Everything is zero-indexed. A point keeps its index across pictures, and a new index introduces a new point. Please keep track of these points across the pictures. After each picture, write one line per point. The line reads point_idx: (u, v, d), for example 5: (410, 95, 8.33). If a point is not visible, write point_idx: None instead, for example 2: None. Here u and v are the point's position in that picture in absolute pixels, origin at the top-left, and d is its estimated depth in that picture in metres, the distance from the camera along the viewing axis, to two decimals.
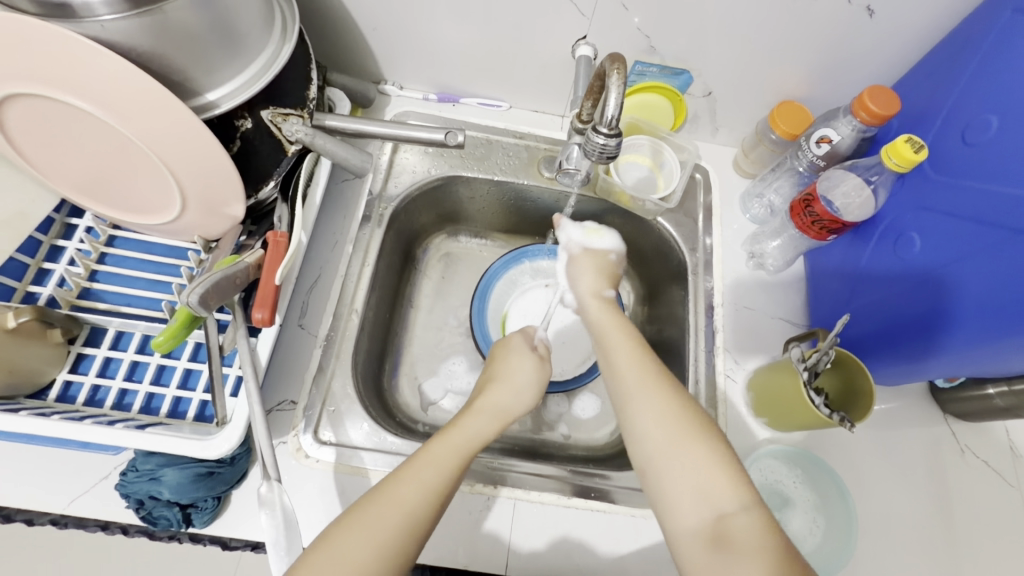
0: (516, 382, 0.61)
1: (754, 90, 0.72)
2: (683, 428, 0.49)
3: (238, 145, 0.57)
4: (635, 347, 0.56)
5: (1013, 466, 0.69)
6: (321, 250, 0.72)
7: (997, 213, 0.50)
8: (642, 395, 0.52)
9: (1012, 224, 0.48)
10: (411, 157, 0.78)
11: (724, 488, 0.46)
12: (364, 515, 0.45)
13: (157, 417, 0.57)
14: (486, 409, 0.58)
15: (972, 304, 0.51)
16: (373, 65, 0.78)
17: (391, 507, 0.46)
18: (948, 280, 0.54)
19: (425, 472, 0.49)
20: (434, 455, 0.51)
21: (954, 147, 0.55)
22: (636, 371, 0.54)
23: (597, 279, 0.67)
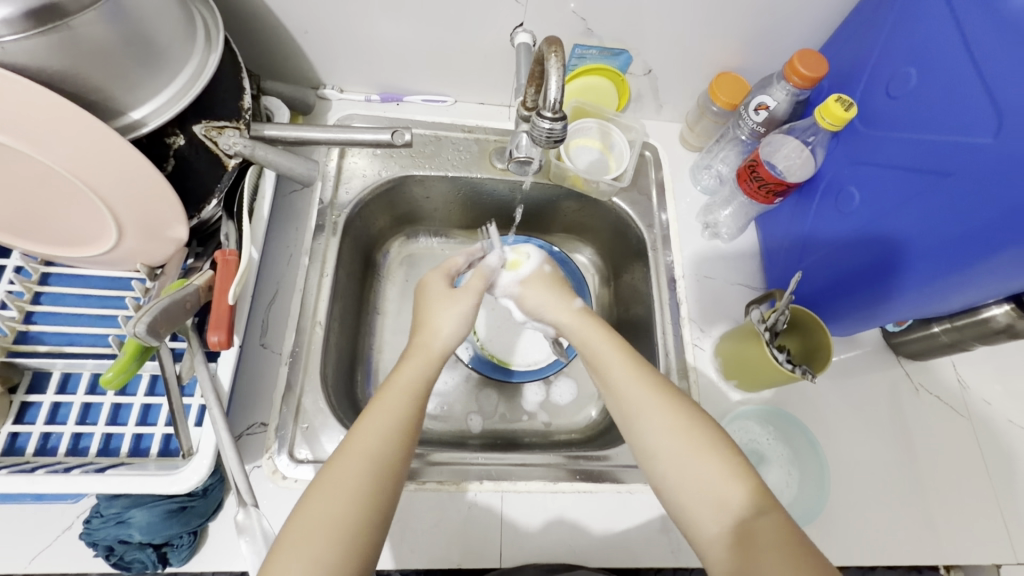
0: (442, 324, 0.62)
1: (693, 65, 0.74)
2: (700, 437, 0.50)
3: (172, 164, 0.55)
4: (634, 366, 0.57)
5: (962, 398, 0.73)
6: (276, 264, 0.69)
7: (923, 159, 0.52)
8: (648, 410, 0.53)
9: (935, 167, 0.51)
10: (360, 161, 0.76)
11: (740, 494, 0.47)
12: (331, 473, 0.48)
13: (118, 457, 0.54)
14: (419, 350, 0.59)
15: (921, 246, 0.53)
16: (310, 70, 0.76)
17: (354, 456, 0.49)
18: (887, 228, 0.56)
19: (378, 421, 0.51)
20: (387, 405, 0.53)
21: (880, 101, 0.57)
22: (644, 395, 0.54)
23: (556, 295, 0.67)
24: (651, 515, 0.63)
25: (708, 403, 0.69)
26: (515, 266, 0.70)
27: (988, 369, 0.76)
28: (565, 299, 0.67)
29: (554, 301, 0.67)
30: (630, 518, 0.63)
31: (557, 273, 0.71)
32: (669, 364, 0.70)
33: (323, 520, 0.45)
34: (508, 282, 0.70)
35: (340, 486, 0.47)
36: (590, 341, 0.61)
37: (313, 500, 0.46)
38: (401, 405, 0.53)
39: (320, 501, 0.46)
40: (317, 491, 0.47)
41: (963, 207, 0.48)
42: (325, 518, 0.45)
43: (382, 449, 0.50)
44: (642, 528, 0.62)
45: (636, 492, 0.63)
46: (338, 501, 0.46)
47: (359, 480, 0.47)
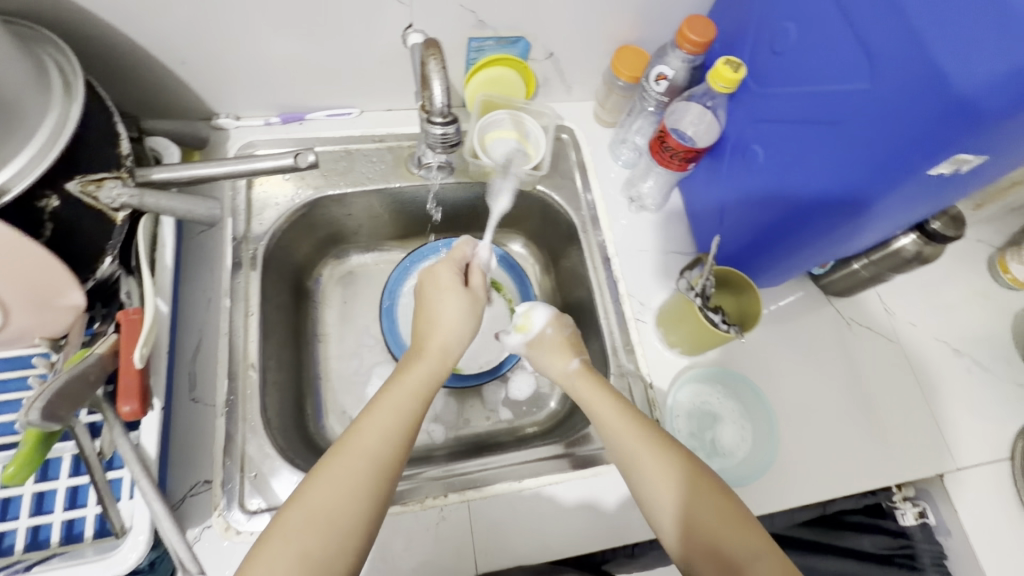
0: (451, 322, 0.61)
1: (592, 43, 0.74)
2: (688, 479, 0.54)
3: (51, 228, 0.50)
4: (622, 414, 0.58)
5: (891, 325, 0.77)
6: (195, 311, 0.65)
7: (812, 110, 0.53)
8: (640, 452, 0.55)
9: (824, 117, 0.52)
10: (270, 188, 0.73)
11: (722, 524, 0.51)
12: (331, 468, 0.49)
13: (49, 548, 0.50)
14: (434, 353, 0.59)
15: (821, 194, 0.54)
16: (198, 101, 0.71)
17: (356, 453, 0.50)
18: (790, 180, 0.57)
19: (382, 420, 0.52)
20: (395, 401, 0.54)
21: (767, 58, 0.58)
22: (634, 443, 0.56)
23: (563, 360, 0.65)
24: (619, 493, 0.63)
25: (658, 373, 0.70)
26: (523, 327, 0.69)
27: (908, 292, 0.80)
28: (562, 360, 0.65)
29: (555, 360, 0.65)
30: (600, 501, 0.63)
31: (564, 335, 0.68)
32: (615, 342, 0.71)
33: (316, 511, 0.47)
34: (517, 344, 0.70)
35: (337, 478, 0.48)
36: (591, 400, 0.60)
37: (307, 495, 0.47)
38: (410, 407, 0.54)
39: (315, 493, 0.48)
40: (317, 483, 0.48)
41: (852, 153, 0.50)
42: (320, 510, 0.47)
43: (384, 448, 0.51)
44: (614, 508, 0.63)
45: (602, 474, 0.64)
46: (332, 494, 0.47)
47: (359, 475, 0.49)
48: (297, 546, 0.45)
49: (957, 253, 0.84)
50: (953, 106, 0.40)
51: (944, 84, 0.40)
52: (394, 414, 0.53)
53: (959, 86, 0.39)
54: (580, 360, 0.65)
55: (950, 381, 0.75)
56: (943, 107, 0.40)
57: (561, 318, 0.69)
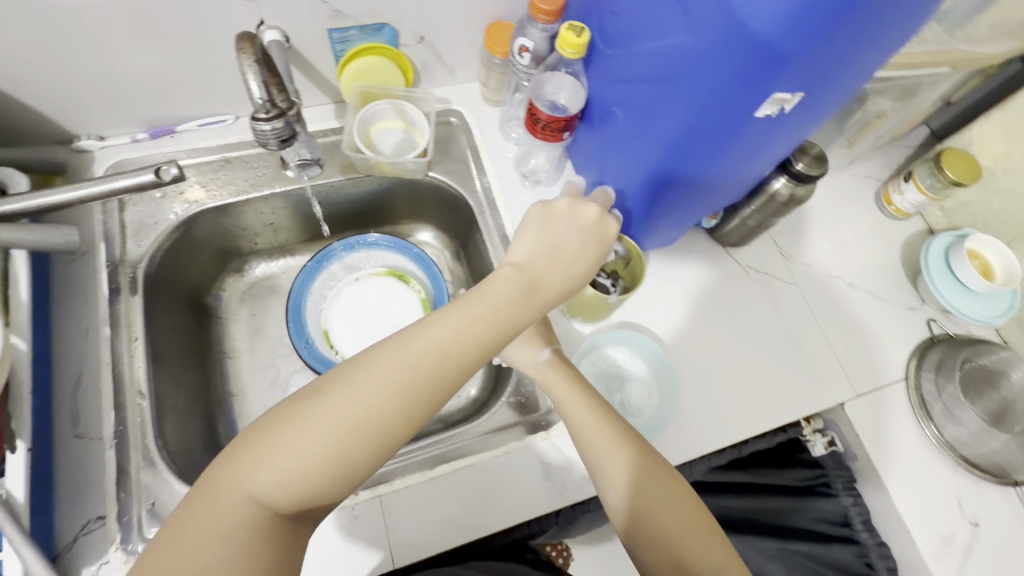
0: (566, 262, 0.53)
1: (461, 22, 0.73)
2: (647, 474, 0.55)
3: None
4: (597, 416, 0.57)
5: (787, 267, 0.80)
6: (73, 345, 0.62)
7: (649, 69, 0.53)
8: (608, 444, 0.56)
9: (659, 73, 0.52)
10: (145, 207, 0.70)
11: (673, 522, 0.54)
12: (343, 391, 0.43)
13: None
14: (534, 289, 0.51)
15: (675, 149, 0.55)
16: (51, 124, 0.67)
17: (369, 391, 0.43)
18: (648, 139, 0.57)
19: (448, 352, 0.46)
20: (461, 327, 0.47)
21: (609, 20, 0.57)
22: (604, 443, 0.56)
23: (526, 350, 0.63)
24: (533, 467, 0.63)
25: (565, 344, 0.70)
26: None
27: (802, 234, 0.83)
28: (533, 353, 0.63)
29: (524, 354, 0.63)
30: (517, 478, 0.62)
31: (535, 325, 0.64)
32: None
33: (354, 424, 0.42)
34: None
35: (386, 388, 0.44)
36: (559, 394, 0.60)
37: (319, 412, 0.42)
38: (472, 358, 0.47)
39: (344, 408, 0.43)
40: (348, 397, 0.43)
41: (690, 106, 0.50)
42: (338, 428, 0.42)
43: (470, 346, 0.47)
44: (531, 481, 0.62)
45: (513, 451, 0.64)
46: (326, 435, 0.42)
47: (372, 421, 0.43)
48: (324, 448, 0.42)
49: (846, 191, 0.87)
50: (760, 48, 0.42)
51: (746, 30, 0.42)
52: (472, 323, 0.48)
53: (756, 29, 0.41)
54: (549, 353, 0.63)
55: (847, 313, 0.79)
56: (751, 51, 0.42)
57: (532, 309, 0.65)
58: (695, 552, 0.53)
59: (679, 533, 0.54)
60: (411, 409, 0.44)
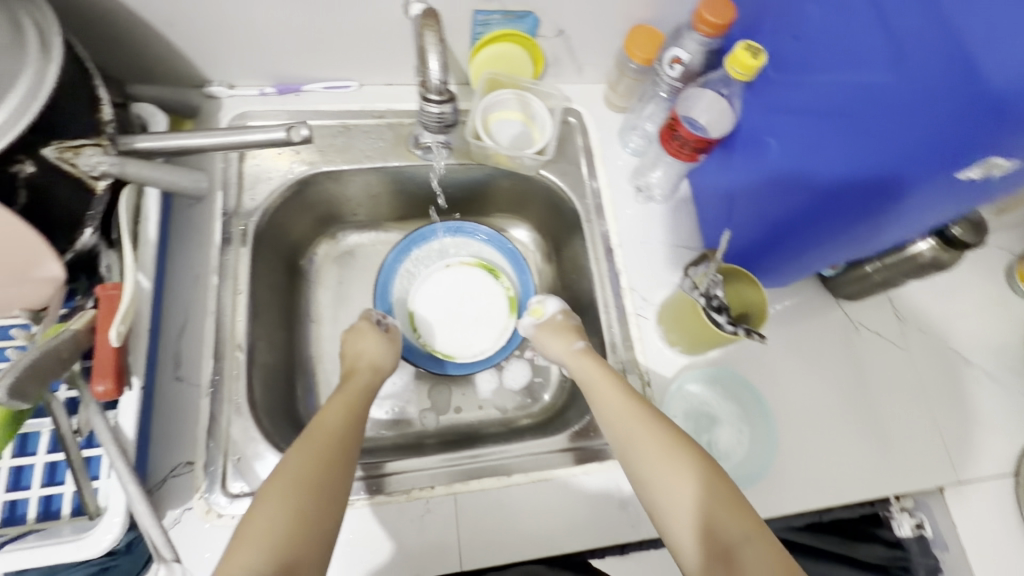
0: (376, 354, 0.68)
1: (605, 22, 0.70)
2: (681, 463, 0.53)
3: (25, 195, 0.47)
4: (632, 404, 0.58)
5: (901, 331, 0.75)
6: (183, 288, 0.63)
7: (832, 102, 0.49)
8: (639, 434, 0.56)
9: (844, 109, 0.48)
10: (264, 162, 0.70)
11: (721, 508, 0.50)
12: (270, 498, 0.49)
13: (25, 525, 0.50)
14: (353, 391, 0.63)
15: (834, 192, 0.51)
16: (190, 67, 0.68)
17: (285, 484, 0.50)
18: (802, 177, 0.53)
19: (301, 462, 0.52)
20: (302, 443, 0.54)
21: (786, 43, 0.53)
22: (639, 429, 0.56)
23: (568, 339, 0.68)
24: (609, 493, 0.61)
25: (657, 371, 0.68)
26: (534, 312, 0.73)
27: (922, 297, 0.77)
28: (567, 342, 0.68)
29: (559, 344, 0.68)
30: (593, 501, 0.61)
31: (573, 322, 0.71)
32: (613, 338, 0.69)
33: (310, 463, 0.52)
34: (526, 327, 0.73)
35: (301, 457, 0.52)
36: (596, 384, 0.62)
37: (256, 517, 0.48)
38: (311, 458, 0.53)
39: (291, 466, 0.51)
40: (280, 475, 0.51)
41: (871, 152, 0.46)
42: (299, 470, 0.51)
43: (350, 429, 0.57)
44: (607, 507, 0.61)
45: (592, 472, 0.62)
46: (269, 523, 0.47)
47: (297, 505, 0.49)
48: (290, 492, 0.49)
49: (976, 260, 0.81)
50: (982, 99, 0.37)
51: (975, 79, 0.37)
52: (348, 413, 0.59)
53: (991, 79, 0.36)
54: (586, 343, 0.68)
55: (961, 391, 0.73)
56: (969, 100, 0.38)
57: (570, 308, 0.73)
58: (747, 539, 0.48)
59: (728, 520, 0.49)
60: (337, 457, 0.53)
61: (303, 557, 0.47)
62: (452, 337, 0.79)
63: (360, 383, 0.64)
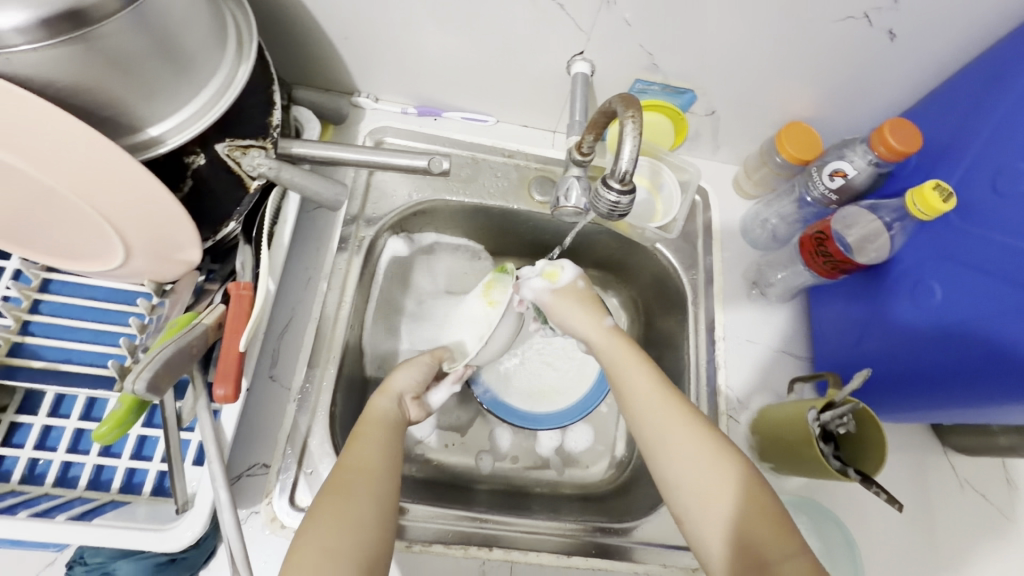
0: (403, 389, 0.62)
1: (762, 111, 0.68)
2: (727, 476, 0.50)
3: (190, 185, 0.50)
4: (665, 402, 0.55)
5: (1010, 500, 0.68)
6: (292, 288, 0.64)
7: None
8: (674, 441, 0.52)
9: None
10: (392, 179, 0.71)
11: (755, 522, 0.47)
12: (330, 511, 0.47)
13: (108, 493, 0.51)
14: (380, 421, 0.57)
15: (997, 365, 0.48)
16: (345, 76, 0.70)
17: (345, 502, 0.47)
18: (964, 338, 0.51)
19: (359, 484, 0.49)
20: (357, 462, 0.51)
21: (982, 196, 0.52)
22: (671, 428, 0.53)
23: (586, 311, 0.65)
24: None
25: None
26: (549, 275, 0.68)
27: None
28: (596, 316, 0.65)
29: (584, 316, 0.65)
30: None
31: (591, 292, 0.68)
32: None
33: (334, 513, 0.46)
34: (538, 290, 0.67)
35: (324, 514, 0.46)
36: (621, 374, 0.59)
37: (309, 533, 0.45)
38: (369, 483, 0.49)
39: (317, 526, 0.45)
40: (307, 528, 0.46)
41: None
42: (329, 523, 0.46)
43: (385, 471, 0.51)
44: None
45: (654, 574, 0.59)
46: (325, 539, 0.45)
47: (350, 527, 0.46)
48: (322, 547, 0.44)
49: None
50: None
51: None
52: (382, 453, 0.53)
53: None
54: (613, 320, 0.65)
55: None
56: None
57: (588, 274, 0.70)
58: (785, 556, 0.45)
59: (764, 535, 0.47)
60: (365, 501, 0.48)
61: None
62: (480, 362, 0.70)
63: (377, 414, 0.58)
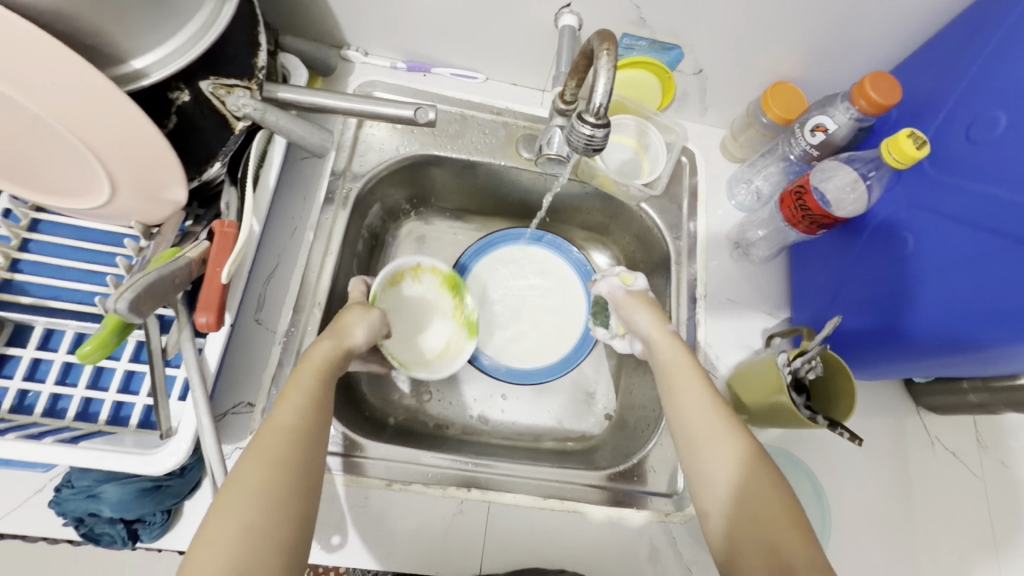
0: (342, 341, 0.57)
1: (749, 70, 0.68)
2: (729, 440, 0.52)
3: (174, 121, 0.50)
4: (708, 396, 0.55)
5: (979, 457, 0.70)
6: (278, 236, 0.65)
7: (1000, 220, 0.48)
8: (687, 396, 0.56)
9: (1012, 232, 0.46)
10: (379, 133, 0.72)
11: (780, 519, 0.46)
12: (247, 476, 0.42)
13: (95, 425, 0.52)
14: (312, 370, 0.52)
15: (956, 309, 0.50)
16: (334, 28, 0.70)
17: (267, 467, 0.42)
18: (918, 289, 0.54)
19: (279, 448, 0.44)
20: (278, 425, 0.46)
21: (956, 144, 0.53)
22: (690, 396, 0.56)
23: (655, 313, 0.65)
24: (639, 543, 0.60)
25: None
26: (625, 279, 0.71)
27: (1011, 429, 0.72)
28: (659, 320, 0.65)
29: (650, 316, 0.65)
30: (622, 544, 0.60)
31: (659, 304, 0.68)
32: None
33: (252, 483, 0.41)
34: (615, 286, 0.70)
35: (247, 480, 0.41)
36: (658, 344, 0.62)
37: (230, 500, 0.40)
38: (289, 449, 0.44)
39: (238, 492, 0.41)
40: (222, 502, 0.40)
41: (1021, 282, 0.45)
42: (252, 494, 0.41)
43: (309, 428, 0.47)
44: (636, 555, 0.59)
45: (628, 517, 0.60)
46: (248, 505, 0.40)
47: (272, 493, 0.41)
48: (244, 521, 0.39)
49: None
50: None
51: None
52: (306, 412, 0.48)
53: None
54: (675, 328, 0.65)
55: None
56: None
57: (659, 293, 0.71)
58: (806, 560, 0.43)
59: (773, 511, 0.46)
60: (289, 468, 0.43)
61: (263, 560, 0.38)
62: (409, 346, 0.73)
63: (315, 365, 0.53)
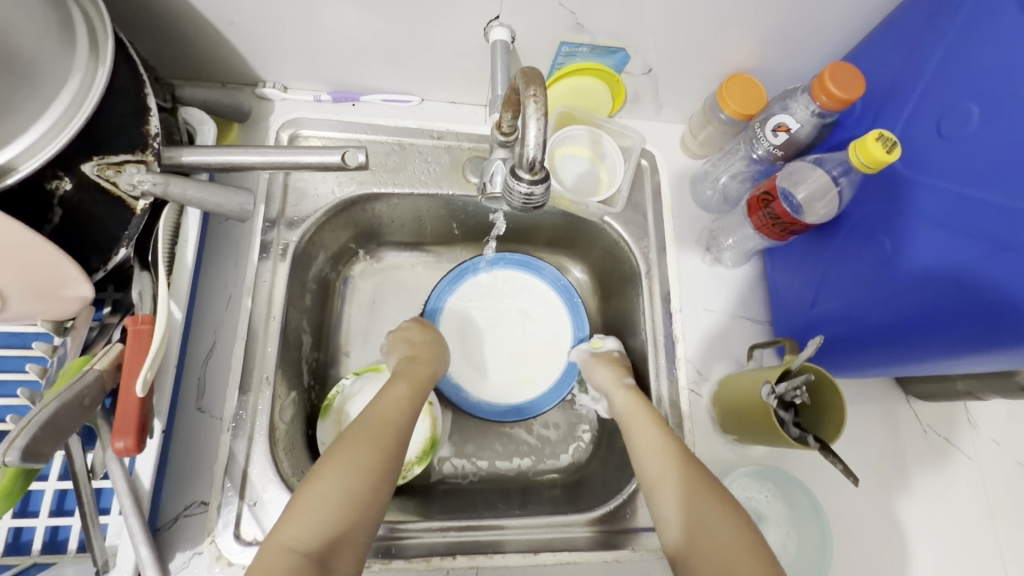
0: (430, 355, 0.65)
1: (702, 64, 0.63)
2: (683, 477, 0.53)
3: (60, 213, 0.44)
4: (657, 434, 0.56)
5: (972, 440, 0.69)
6: (212, 309, 0.59)
7: (980, 227, 0.44)
8: (638, 433, 0.57)
9: (1000, 238, 0.43)
10: (311, 176, 0.65)
11: (740, 553, 0.48)
12: (346, 454, 0.50)
13: (29, 557, 0.47)
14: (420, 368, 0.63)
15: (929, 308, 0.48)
16: (243, 65, 0.63)
17: (366, 445, 0.51)
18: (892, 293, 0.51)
19: (375, 442, 0.52)
20: (374, 420, 0.54)
21: (927, 140, 0.49)
22: (639, 431, 0.57)
23: (614, 370, 0.66)
24: None
25: (703, 454, 0.63)
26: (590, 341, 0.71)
27: (1001, 407, 0.70)
28: (616, 374, 0.65)
29: (606, 372, 0.66)
30: None
31: (626, 361, 0.68)
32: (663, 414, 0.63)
33: (351, 468, 0.50)
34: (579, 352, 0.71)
35: (346, 468, 0.49)
36: (614, 391, 0.63)
37: (329, 467, 0.49)
38: (382, 439, 0.53)
39: (337, 464, 0.50)
40: (325, 468, 0.50)
41: (983, 258, 0.44)
42: (351, 471, 0.49)
43: (403, 426, 0.55)
44: None
45: (623, 560, 0.58)
46: (343, 475, 0.49)
47: (363, 469, 0.50)
48: (341, 490, 0.48)
49: None
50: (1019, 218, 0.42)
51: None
52: (403, 411, 0.57)
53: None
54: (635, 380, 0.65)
55: None
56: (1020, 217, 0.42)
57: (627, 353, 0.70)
58: None
59: (733, 548, 0.48)
60: (386, 458, 0.52)
61: (342, 531, 0.47)
62: None
63: (413, 374, 0.62)
